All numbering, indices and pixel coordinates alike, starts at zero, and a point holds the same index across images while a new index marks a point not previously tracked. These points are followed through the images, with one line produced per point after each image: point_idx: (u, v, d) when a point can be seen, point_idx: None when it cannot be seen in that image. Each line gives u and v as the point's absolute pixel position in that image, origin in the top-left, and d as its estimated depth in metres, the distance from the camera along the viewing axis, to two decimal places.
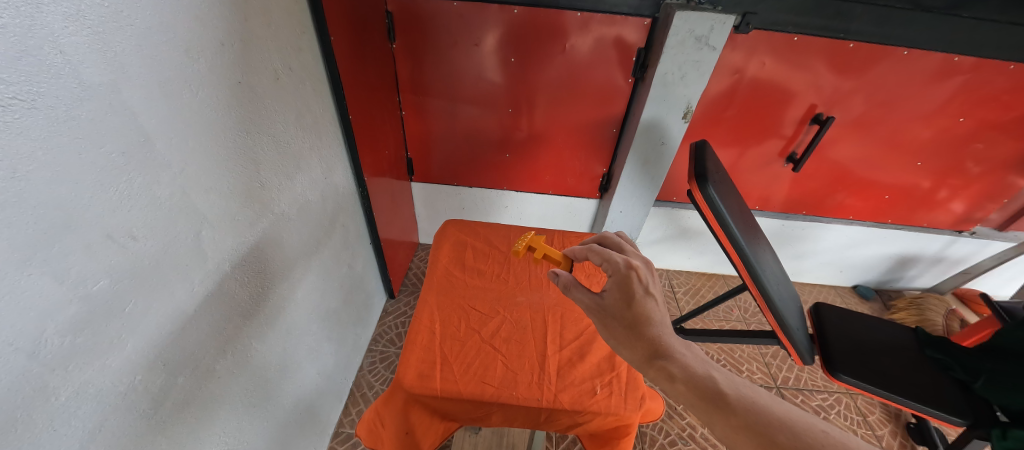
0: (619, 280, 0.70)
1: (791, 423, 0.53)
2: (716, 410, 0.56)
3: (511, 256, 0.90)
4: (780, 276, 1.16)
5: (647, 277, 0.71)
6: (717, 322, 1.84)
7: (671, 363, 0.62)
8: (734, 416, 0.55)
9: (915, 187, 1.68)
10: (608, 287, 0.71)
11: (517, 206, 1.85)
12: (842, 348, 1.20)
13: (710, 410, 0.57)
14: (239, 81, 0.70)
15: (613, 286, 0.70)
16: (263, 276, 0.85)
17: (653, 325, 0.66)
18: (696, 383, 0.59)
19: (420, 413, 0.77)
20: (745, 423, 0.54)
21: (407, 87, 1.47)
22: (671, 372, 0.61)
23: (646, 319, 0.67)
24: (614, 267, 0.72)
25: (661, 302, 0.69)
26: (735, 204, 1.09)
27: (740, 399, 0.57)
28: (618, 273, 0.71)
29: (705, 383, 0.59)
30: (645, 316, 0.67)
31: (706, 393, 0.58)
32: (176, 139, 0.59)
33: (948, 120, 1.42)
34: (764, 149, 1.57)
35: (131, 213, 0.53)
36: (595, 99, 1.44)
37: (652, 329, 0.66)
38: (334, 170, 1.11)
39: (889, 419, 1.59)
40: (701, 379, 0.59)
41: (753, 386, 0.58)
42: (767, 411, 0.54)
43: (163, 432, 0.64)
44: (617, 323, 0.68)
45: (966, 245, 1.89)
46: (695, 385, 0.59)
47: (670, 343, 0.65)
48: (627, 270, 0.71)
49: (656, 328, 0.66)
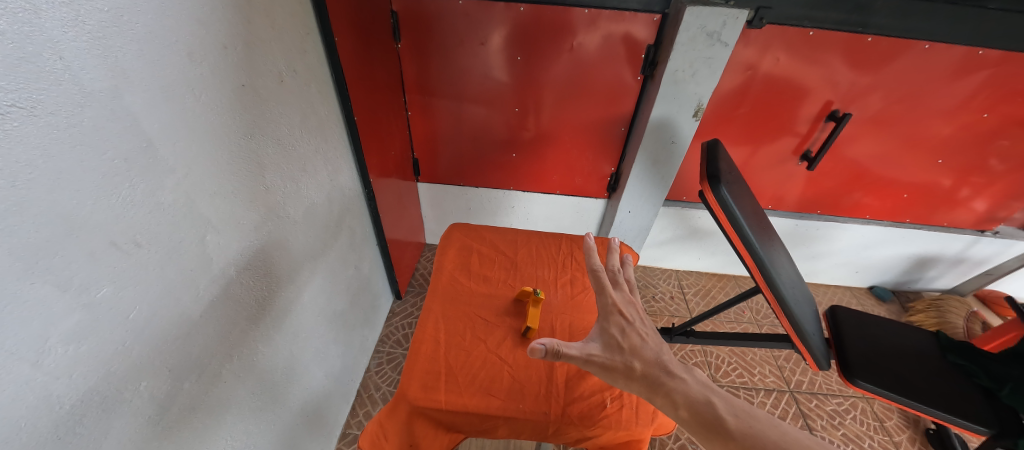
0: (603, 314, 0.71)
1: (791, 448, 0.52)
2: (715, 435, 0.55)
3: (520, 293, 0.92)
4: (794, 278, 1.13)
5: (631, 312, 0.72)
6: (728, 324, 1.82)
7: (669, 389, 0.60)
8: (734, 441, 0.53)
9: (935, 185, 1.63)
10: (598, 328, 0.70)
11: (524, 207, 1.84)
12: (856, 352, 1.17)
13: (710, 436, 0.55)
14: (243, 83, 0.69)
15: (603, 324, 0.70)
16: (268, 280, 0.84)
17: (648, 353, 0.65)
18: (696, 409, 0.58)
19: (423, 425, 0.75)
20: (745, 448, 0.52)
21: (413, 88, 1.46)
22: (669, 398, 0.60)
23: (640, 349, 0.66)
24: (601, 304, 0.72)
25: (651, 332, 0.69)
26: (747, 204, 1.06)
27: (740, 423, 0.55)
28: (606, 309, 0.71)
29: (704, 408, 0.58)
30: (637, 345, 0.66)
31: (705, 419, 0.57)
32: (178, 144, 0.58)
33: (971, 116, 1.38)
34: (777, 147, 1.53)
35: (135, 219, 0.53)
36: (604, 98, 1.41)
37: (647, 356, 0.65)
38: (340, 172, 1.10)
39: (907, 425, 1.54)
40: (700, 405, 0.58)
41: (753, 410, 0.57)
42: (766, 434, 0.53)
43: (170, 438, 0.64)
44: (615, 360, 0.64)
45: (989, 246, 1.84)
46: (695, 410, 0.58)
47: (667, 368, 0.63)
48: (612, 304, 0.71)
49: (651, 356, 0.65)
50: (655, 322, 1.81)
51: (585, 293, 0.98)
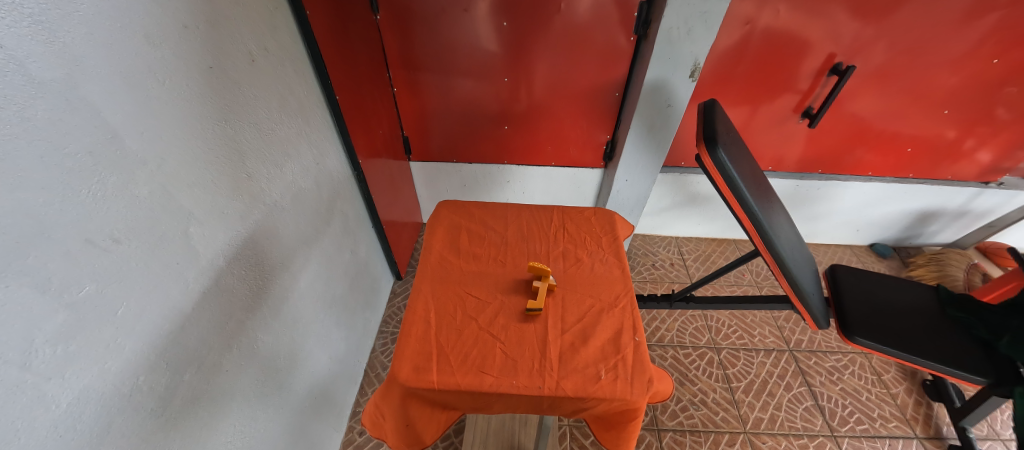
0: None
1: None
2: None
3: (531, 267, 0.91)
4: (794, 240, 1.12)
5: None
6: (728, 288, 1.83)
7: None
8: None
9: (939, 138, 1.59)
10: None
11: (520, 181, 1.81)
12: (855, 310, 1.17)
13: None
14: (210, 65, 0.66)
15: None
16: (260, 269, 0.83)
17: None
18: None
19: (418, 406, 0.76)
20: None
21: (396, 63, 1.40)
22: None
23: None
24: None
25: None
26: (746, 166, 1.03)
27: None
28: None
29: None
30: None
31: None
32: (147, 134, 0.55)
33: (979, 63, 1.33)
34: (777, 106, 1.48)
35: (109, 214, 0.51)
36: (596, 63, 1.36)
37: None
38: (326, 155, 1.08)
39: (904, 378, 1.57)
40: None
41: None
42: None
43: (176, 429, 0.64)
44: None
45: (992, 197, 1.81)
46: None
47: None
48: None
49: None
50: (655, 289, 1.82)
51: (579, 266, 0.98)
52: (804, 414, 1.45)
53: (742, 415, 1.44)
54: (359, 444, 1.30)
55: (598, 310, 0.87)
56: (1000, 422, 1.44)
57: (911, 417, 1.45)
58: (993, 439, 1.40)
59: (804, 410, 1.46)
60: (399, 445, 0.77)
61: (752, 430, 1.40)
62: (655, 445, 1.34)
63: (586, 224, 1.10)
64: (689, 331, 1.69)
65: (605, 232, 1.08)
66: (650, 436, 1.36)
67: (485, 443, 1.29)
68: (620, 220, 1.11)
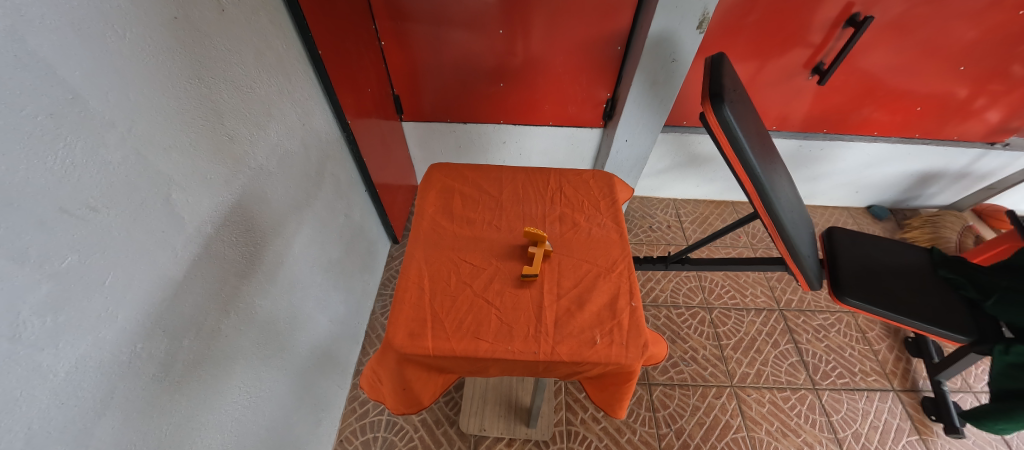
0: None
1: None
2: None
3: (528, 231, 0.90)
4: (793, 201, 1.10)
5: None
6: (724, 249, 1.85)
7: None
8: None
9: (950, 96, 1.54)
10: None
11: (516, 141, 1.75)
12: (849, 271, 1.18)
13: None
14: (174, 16, 0.60)
15: None
16: (251, 235, 0.81)
17: None
18: None
19: (414, 370, 0.77)
20: None
21: (383, 13, 1.30)
22: None
23: None
24: None
25: None
26: (751, 126, 1.00)
27: None
28: None
29: None
30: None
31: None
32: (111, 94, 0.51)
33: (1003, 14, 1.26)
34: (787, 61, 1.42)
35: (81, 182, 0.48)
36: (598, 12, 1.27)
37: None
38: (312, 115, 1.03)
39: (887, 335, 1.63)
40: None
41: None
42: None
43: (182, 391, 0.65)
44: None
45: (996, 159, 1.79)
46: None
47: None
48: None
49: None
50: (651, 251, 1.83)
51: (575, 231, 0.97)
52: (789, 368, 1.51)
53: (730, 370, 1.50)
54: (363, 400, 1.35)
55: (595, 275, 0.87)
56: (974, 375, 1.51)
57: (890, 371, 1.52)
58: (965, 391, 1.48)
59: (790, 365, 1.52)
60: (399, 406, 0.80)
61: (739, 384, 1.46)
62: (645, 398, 1.41)
63: (583, 187, 1.08)
64: (683, 291, 1.72)
65: (604, 195, 1.06)
66: (642, 390, 1.42)
67: (484, 398, 1.35)
68: (618, 182, 1.09)
